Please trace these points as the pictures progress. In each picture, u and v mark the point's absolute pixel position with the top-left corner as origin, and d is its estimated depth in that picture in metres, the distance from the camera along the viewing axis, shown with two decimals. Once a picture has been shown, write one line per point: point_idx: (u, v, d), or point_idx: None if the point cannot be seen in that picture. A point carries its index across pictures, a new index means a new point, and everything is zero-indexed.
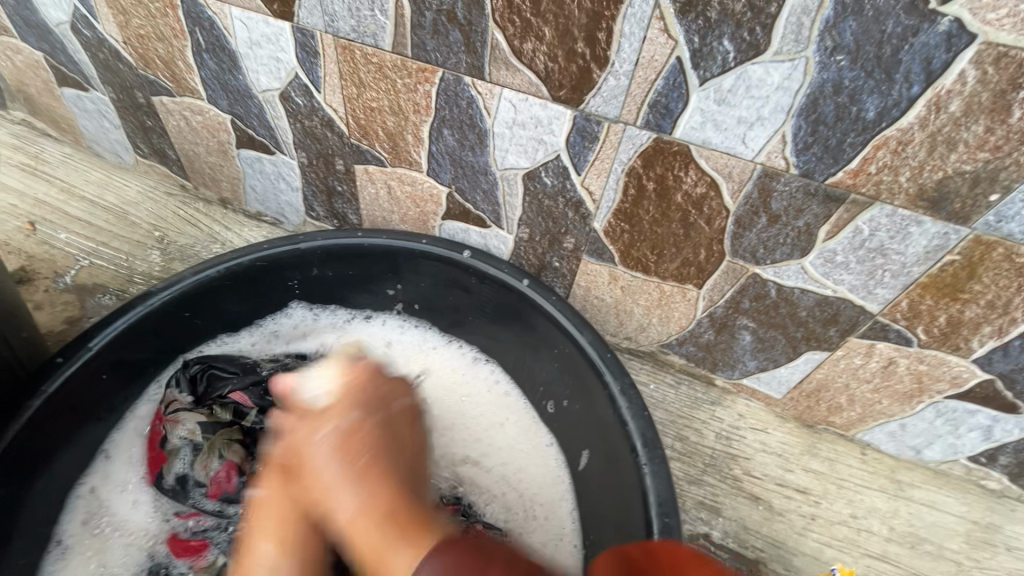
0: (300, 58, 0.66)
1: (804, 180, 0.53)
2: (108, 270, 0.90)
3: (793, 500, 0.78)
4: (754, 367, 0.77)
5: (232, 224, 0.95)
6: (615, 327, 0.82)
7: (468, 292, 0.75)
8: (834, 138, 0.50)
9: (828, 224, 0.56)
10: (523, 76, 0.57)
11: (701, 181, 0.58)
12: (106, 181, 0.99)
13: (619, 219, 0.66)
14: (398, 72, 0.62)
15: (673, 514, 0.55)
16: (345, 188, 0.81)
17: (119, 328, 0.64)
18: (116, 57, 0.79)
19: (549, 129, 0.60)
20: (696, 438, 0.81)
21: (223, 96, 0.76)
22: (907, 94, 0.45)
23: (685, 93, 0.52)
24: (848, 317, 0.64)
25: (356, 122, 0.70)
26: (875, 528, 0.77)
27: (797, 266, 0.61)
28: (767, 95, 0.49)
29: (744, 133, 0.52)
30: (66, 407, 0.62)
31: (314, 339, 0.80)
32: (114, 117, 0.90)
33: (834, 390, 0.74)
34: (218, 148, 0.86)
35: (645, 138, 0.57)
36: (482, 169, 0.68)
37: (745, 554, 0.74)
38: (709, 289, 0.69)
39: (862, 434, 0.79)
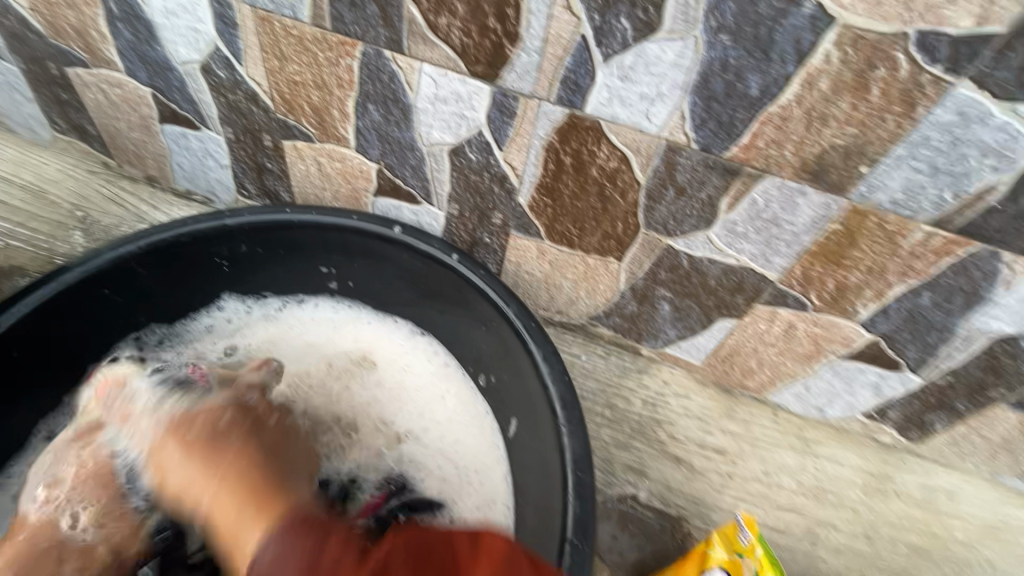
0: (219, 29, 0.65)
1: (704, 154, 0.58)
2: (26, 253, 0.87)
3: (712, 460, 0.85)
4: (675, 336, 0.82)
5: (161, 203, 0.93)
6: (546, 301, 0.85)
7: (400, 268, 0.76)
8: (726, 115, 0.54)
9: (728, 197, 0.61)
10: (441, 51, 0.58)
11: (613, 156, 0.61)
12: (22, 158, 0.94)
13: (542, 194, 0.69)
14: (319, 45, 0.62)
15: (586, 470, 0.59)
16: (274, 165, 0.80)
17: (29, 305, 0.63)
18: (23, 25, 0.75)
19: (470, 105, 0.62)
20: (624, 405, 0.86)
21: (142, 68, 0.74)
22: (784, 73, 0.49)
23: (592, 69, 0.55)
24: (752, 285, 0.69)
25: (281, 96, 0.70)
26: (784, 483, 0.84)
27: (704, 238, 0.66)
28: (664, 73, 0.52)
29: (647, 109, 0.56)
30: None
31: (248, 331, 0.81)
32: (27, 90, 0.86)
33: (745, 354, 0.79)
34: (141, 123, 0.83)
35: (560, 114, 0.59)
36: (409, 145, 0.70)
37: (669, 512, 0.81)
38: (629, 261, 0.73)
39: (773, 396, 0.85)
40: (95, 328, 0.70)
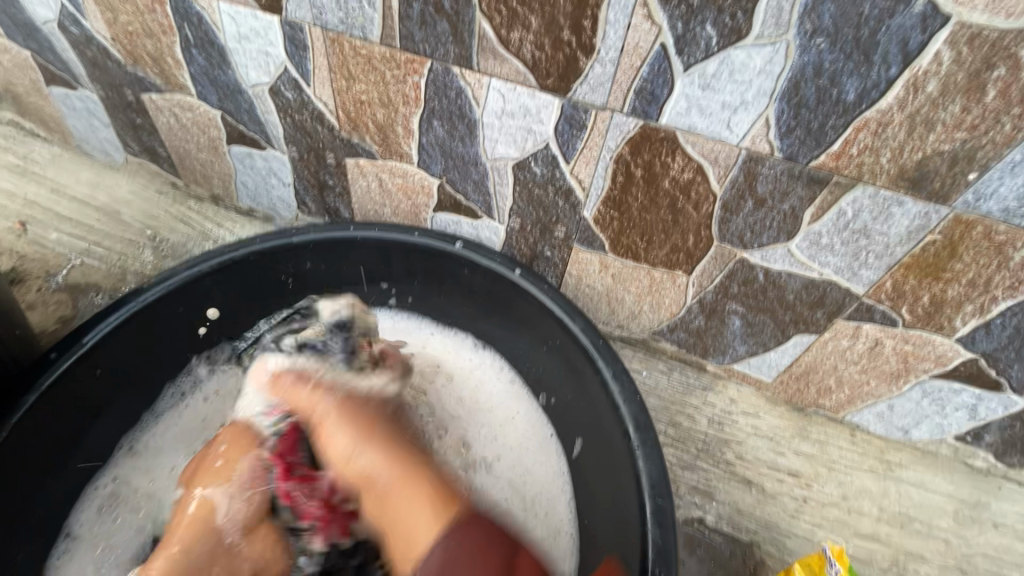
0: (289, 52, 0.66)
1: (789, 163, 0.55)
2: (101, 269, 0.90)
3: (785, 482, 0.79)
4: (745, 352, 0.78)
5: (224, 221, 0.95)
6: (607, 316, 0.82)
7: (462, 283, 0.76)
8: (816, 121, 0.51)
9: (812, 207, 0.57)
10: (511, 65, 0.57)
11: (688, 166, 0.59)
12: (96, 180, 0.99)
13: (609, 206, 0.67)
14: (387, 64, 0.63)
15: (665, 496, 0.56)
16: (336, 182, 0.81)
17: (113, 323, 0.64)
18: (104, 54, 0.79)
19: (538, 118, 0.61)
20: (689, 424, 0.82)
21: (213, 91, 0.76)
22: (885, 76, 0.46)
23: (670, 79, 0.53)
24: (834, 299, 0.65)
25: (346, 115, 0.71)
26: (865, 510, 0.78)
27: (784, 250, 0.63)
28: (750, 79, 0.50)
29: (729, 118, 0.53)
30: (61, 403, 0.62)
31: None
32: (104, 116, 0.90)
33: (822, 372, 0.75)
34: (209, 145, 0.86)
35: (632, 125, 0.57)
36: (472, 160, 0.69)
37: (740, 537, 0.75)
38: (699, 275, 0.70)
39: (851, 416, 0.80)
40: (171, 345, 0.72)
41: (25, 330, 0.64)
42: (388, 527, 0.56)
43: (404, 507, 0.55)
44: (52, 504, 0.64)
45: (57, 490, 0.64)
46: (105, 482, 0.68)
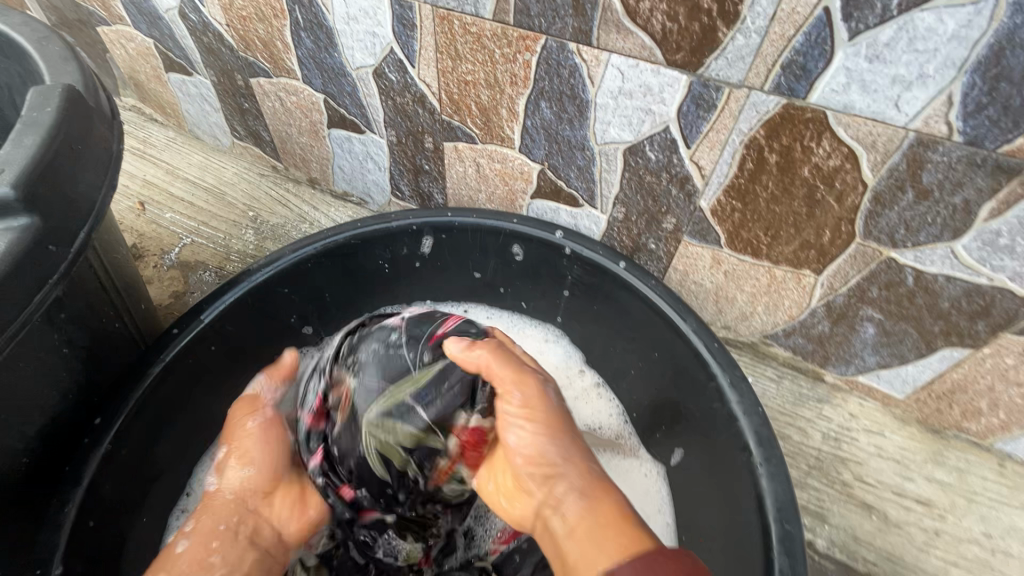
0: (396, 32, 0.65)
1: (970, 149, 0.46)
2: (208, 248, 0.94)
3: (914, 512, 0.70)
4: (874, 363, 0.69)
5: (320, 204, 0.97)
6: (711, 315, 0.76)
7: (560, 275, 0.73)
8: (1017, 98, 0.42)
9: (993, 201, 0.48)
10: (636, 39, 0.52)
11: (836, 152, 0.51)
12: (205, 163, 1.04)
13: (731, 196, 0.60)
14: (497, 41, 0.60)
15: (794, 521, 0.51)
16: (432, 167, 0.80)
17: (228, 301, 0.65)
18: (219, 40, 0.82)
19: (660, 98, 0.56)
20: (801, 438, 0.74)
21: (318, 75, 0.76)
22: None
23: (829, 50, 0.46)
24: (1003, 310, 0.56)
25: (449, 97, 0.68)
26: (1013, 551, 0.67)
27: (945, 250, 0.54)
28: (935, 48, 0.43)
29: (898, 95, 0.46)
30: (181, 376, 0.64)
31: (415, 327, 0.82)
32: (214, 100, 0.94)
33: (973, 392, 0.65)
34: (310, 129, 0.87)
35: (773, 104, 0.51)
36: (579, 145, 0.65)
37: (855, 568, 0.67)
38: (830, 275, 0.62)
39: (1001, 443, 0.70)
40: (278, 325, 0.73)
41: (148, 305, 0.68)
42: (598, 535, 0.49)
43: (615, 503, 0.51)
44: (172, 470, 0.66)
45: (180, 453, 0.67)
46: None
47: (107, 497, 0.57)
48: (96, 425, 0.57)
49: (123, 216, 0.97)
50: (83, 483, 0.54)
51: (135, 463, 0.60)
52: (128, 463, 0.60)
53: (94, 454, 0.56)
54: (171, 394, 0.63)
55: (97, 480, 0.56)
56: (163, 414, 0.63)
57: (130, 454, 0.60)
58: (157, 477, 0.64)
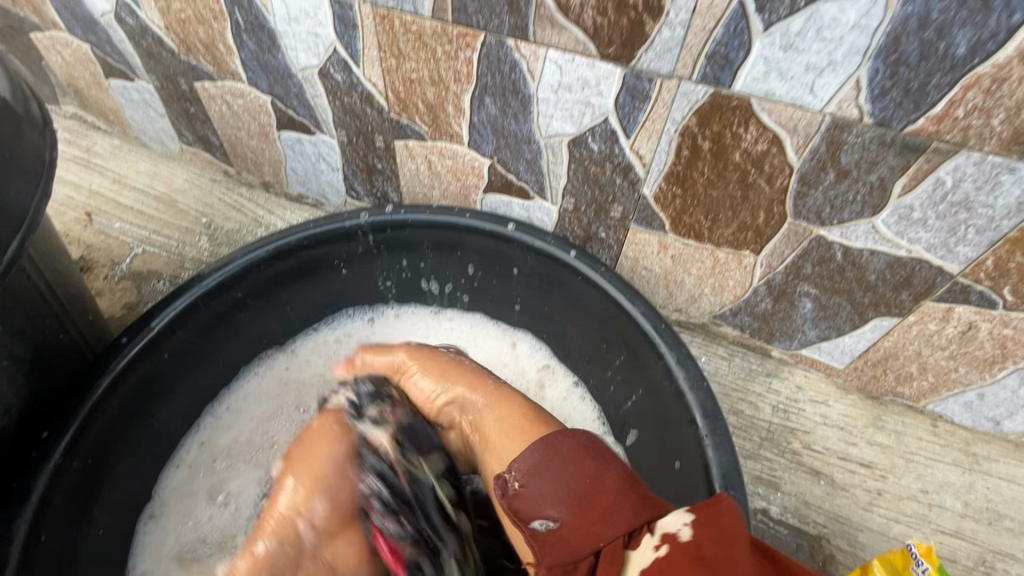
0: (338, 32, 0.65)
1: (880, 130, 0.50)
2: (161, 257, 0.92)
3: (858, 474, 0.74)
4: (815, 336, 0.73)
5: (276, 207, 0.97)
6: (663, 299, 0.79)
7: (515, 266, 0.74)
8: (916, 81, 0.46)
9: (905, 177, 0.52)
10: (570, 34, 0.54)
11: (762, 137, 0.55)
12: (154, 170, 1.02)
13: (671, 182, 0.63)
14: (438, 39, 0.61)
15: (738, 487, 0.54)
16: (384, 165, 0.80)
17: (180, 307, 0.65)
18: (158, 44, 0.80)
19: (597, 91, 0.58)
20: (752, 412, 0.77)
21: (263, 77, 0.76)
22: (1006, 24, 0.41)
23: (747, 40, 0.48)
24: (923, 279, 0.60)
25: (395, 95, 0.69)
26: (947, 504, 0.72)
27: (867, 226, 0.58)
28: (840, 36, 0.46)
29: (813, 81, 0.49)
30: (135, 385, 0.63)
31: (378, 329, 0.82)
32: (159, 106, 0.92)
33: (904, 358, 0.70)
34: (260, 131, 0.86)
35: (702, 93, 0.53)
36: (526, 138, 0.66)
37: (806, 530, 0.71)
38: (767, 254, 0.66)
39: (933, 405, 0.74)
40: (235, 330, 0.72)
41: (95, 315, 0.66)
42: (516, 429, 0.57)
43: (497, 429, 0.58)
44: (131, 479, 0.65)
45: (143, 464, 0.67)
46: (192, 450, 0.71)
47: (60, 511, 0.56)
48: (44, 439, 0.56)
49: (69, 228, 0.94)
50: (32, 498, 0.53)
51: (88, 476, 0.59)
52: (81, 478, 0.58)
53: (44, 468, 0.55)
54: (125, 404, 0.62)
55: (47, 493, 0.55)
56: (116, 426, 0.62)
57: (84, 467, 0.58)
58: (117, 489, 0.64)
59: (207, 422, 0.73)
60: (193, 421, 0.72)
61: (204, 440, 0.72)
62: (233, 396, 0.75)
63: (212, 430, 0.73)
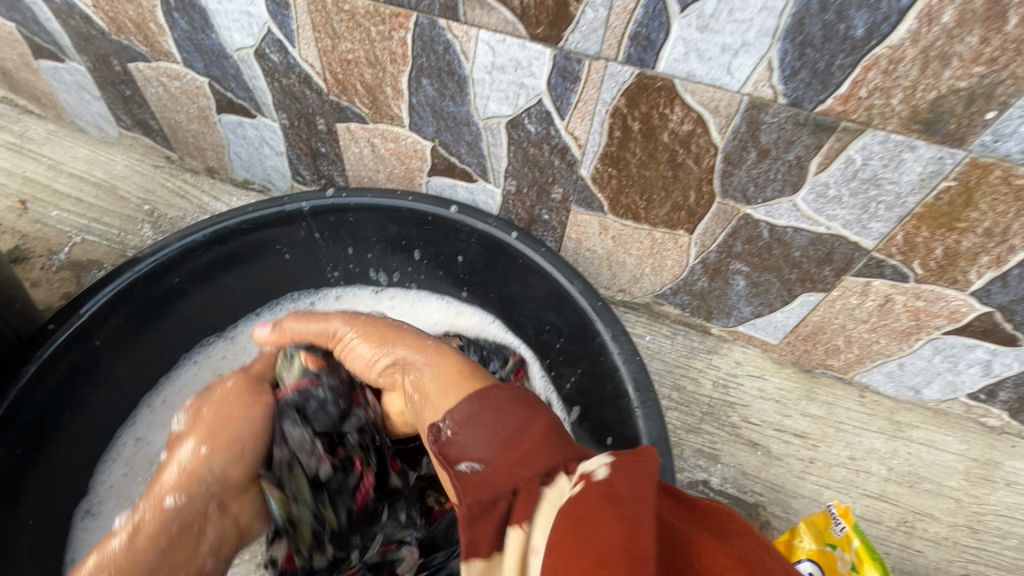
0: (271, 11, 0.64)
1: (793, 109, 0.52)
2: (101, 245, 0.90)
3: (792, 445, 0.78)
4: (750, 313, 0.76)
5: (221, 194, 0.95)
6: (608, 280, 0.81)
7: (459, 248, 0.75)
8: (822, 62, 0.48)
9: (820, 155, 0.54)
10: (499, 15, 0.55)
11: (687, 117, 0.56)
12: (93, 157, 0.98)
13: (606, 163, 0.64)
14: (371, 19, 0.60)
15: (666, 455, 0.56)
16: (328, 149, 0.80)
17: (109, 294, 0.63)
18: (87, 23, 0.77)
19: (530, 72, 0.58)
20: (693, 387, 0.80)
21: (198, 58, 0.74)
22: (898, 7, 0.43)
23: (666, 21, 0.50)
24: (843, 255, 0.63)
25: (333, 77, 0.68)
26: (873, 469, 0.76)
27: (789, 204, 0.60)
28: (751, 18, 0.47)
29: (729, 62, 0.51)
30: (64, 372, 0.61)
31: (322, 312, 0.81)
32: (93, 89, 0.89)
33: (831, 331, 0.73)
34: (199, 115, 0.84)
35: (628, 75, 0.55)
36: (464, 120, 0.67)
37: (744, 499, 0.74)
38: (701, 233, 0.68)
39: (860, 376, 0.79)
40: (172, 317, 0.71)
41: (25, 304, 0.64)
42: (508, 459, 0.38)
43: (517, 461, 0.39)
44: (65, 472, 0.64)
45: (76, 459, 0.65)
46: (127, 445, 0.70)
47: None
48: None
49: (1, 217, 0.91)
50: None
51: (16, 465, 0.58)
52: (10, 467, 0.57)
53: None
54: (53, 393, 0.61)
55: None
56: (44, 414, 0.60)
57: (12, 456, 0.57)
58: (51, 482, 0.62)
59: (142, 417, 0.72)
60: (128, 414, 0.71)
61: (139, 435, 0.71)
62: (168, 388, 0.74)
63: (147, 425, 0.71)
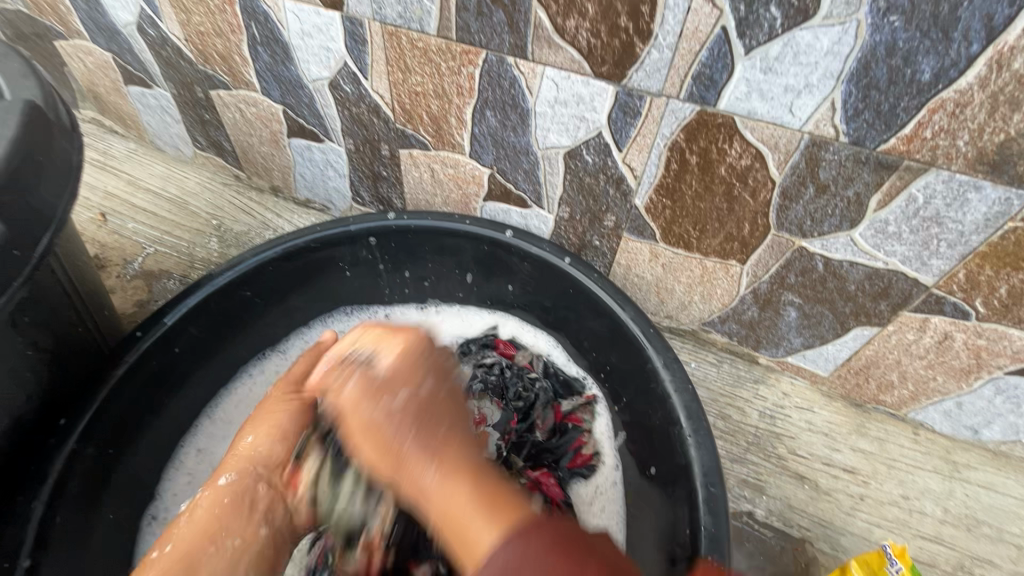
0: (349, 47, 0.69)
1: (855, 148, 0.53)
2: (171, 256, 0.96)
3: (841, 480, 0.76)
4: (800, 345, 0.76)
5: (284, 212, 1.00)
6: (655, 306, 0.82)
7: (512, 271, 0.77)
8: (886, 103, 0.49)
9: (880, 193, 0.55)
10: (566, 54, 0.58)
11: (746, 153, 0.58)
12: (168, 174, 1.06)
13: (661, 194, 0.66)
14: (443, 55, 0.64)
15: (718, 484, 0.56)
16: (390, 173, 0.84)
17: (191, 304, 0.68)
18: (177, 54, 0.84)
19: (591, 106, 0.61)
20: (739, 417, 0.80)
21: (276, 87, 0.80)
22: (966, 53, 0.44)
23: (730, 63, 0.52)
24: (900, 290, 0.63)
25: (401, 107, 0.73)
26: (927, 510, 0.74)
27: (846, 238, 0.61)
28: (816, 61, 0.49)
29: (791, 101, 0.52)
30: (147, 375, 0.65)
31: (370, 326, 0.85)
32: (175, 112, 0.96)
33: (885, 366, 0.72)
34: (271, 139, 0.90)
35: (689, 111, 0.57)
36: (524, 150, 0.70)
37: (791, 534, 0.72)
38: (753, 264, 0.69)
39: (914, 413, 0.77)
40: (237, 330, 0.75)
41: (110, 311, 0.70)
42: (450, 526, 0.45)
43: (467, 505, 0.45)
44: (137, 476, 0.67)
45: (148, 462, 0.69)
46: (189, 456, 0.73)
47: (73, 494, 0.58)
48: (61, 425, 0.57)
49: (84, 228, 0.98)
50: (49, 480, 0.55)
51: (100, 461, 0.61)
52: (95, 463, 0.61)
53: (62, 453, 0.56)
54: (135, 395, 0.64)
55: (63, 476, 0.56)
56: (126, 415, 0.64)
57: (98, 453, 0.61)
58: (121, 481, 0.65)
59: (202, 429, 0.74)
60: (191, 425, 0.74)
61: (200, 446, 0.73)
62: (229, 400, 0.77)
63: (206, 437, 0.74)
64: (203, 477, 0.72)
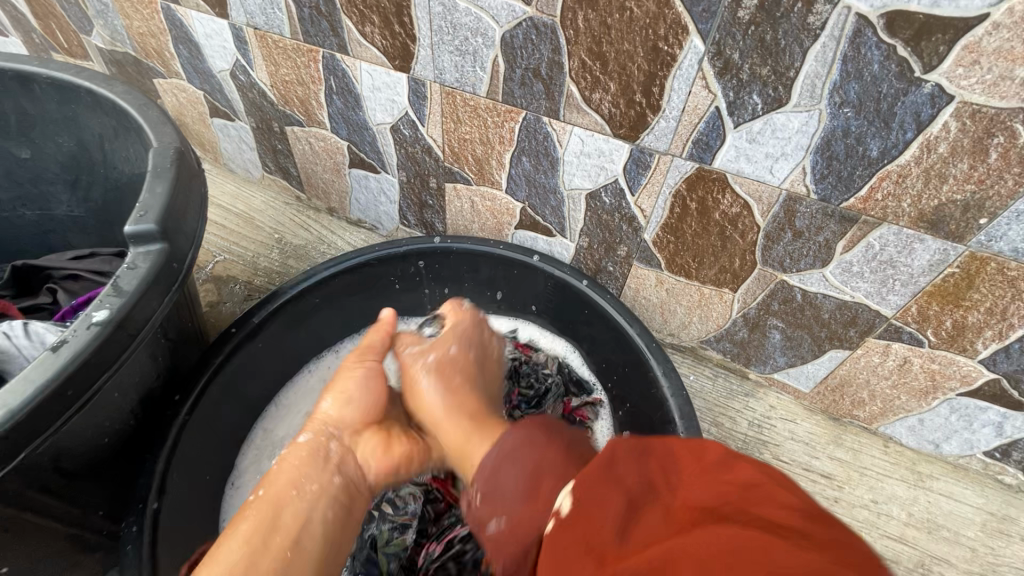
0: (411, 100, 0.84)
1: (823, 203, 0.65)
2: (238, 264, 1.11)
3: (818, 483, 0.87)
4: (784, 363, 0.88)
5: (338, 229, 1.15)
6: (659, 324, 0.94)
7: (536, 288, 0.90)
8: (845, 171, 0.62)
9: (844, 240, 0.68)
10: (591, 118, 0.72)
11: (736, 202, 0.71)
12: (237, 192, 1.21)
13: (666, 232, 0.79)
14: (490, 113, 0.78)
15: None
16: (435, 202, 0.98)
17: (272, 308, 0.82)
18: (262, 96, 0.99)
19: (610, 159, 0.75)
20: (730, 425, 0.92)
21: (344, 127, 0.95)
22: (903, 138, 0.57)
23: (722, 133, 0.65)
24: (866, 319, 0.75)
25: (450, 150, 0.87)
26: (893, 513, 0.85)
27: (819, 275, 0.73)
28: (789, 136, 0.62)
29: (771, 165, 0.65)
30: (238, 364, 0.79)
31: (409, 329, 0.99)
32: (251, 141, 1.12)
33: (856, 385, 0.84)
34: (333, 168, 1.05)
35: (689, 167, 0.70)
36: (552, 189, 0.83)
37: None
38: (743, 293, 0.81)
39: (884, 427, 0.88)
40: (304, 331, 0.89)
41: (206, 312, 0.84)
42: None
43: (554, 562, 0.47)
44: (224, 449, 0.81)
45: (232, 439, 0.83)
46: (257, 436, 0.86)
47: (184, 456, 0.72)
48: (177, 400, 0.72)
49: None
50: (168, 443, 0.69)
51: (202, 432, 0.75)
52: (200, 432, 0.75)
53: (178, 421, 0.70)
54: (228, 380, 0.78)
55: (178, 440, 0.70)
56: (222, 395, 0.78)
57: (201, 424, 0.75)
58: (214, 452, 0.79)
59: (268, 415, 0.88)
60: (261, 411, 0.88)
61: (266, 428, 0.87)
62: (292, 391, 0.91)
63: (271, 421, 0.88)
64: (270, 455, 0.85)
